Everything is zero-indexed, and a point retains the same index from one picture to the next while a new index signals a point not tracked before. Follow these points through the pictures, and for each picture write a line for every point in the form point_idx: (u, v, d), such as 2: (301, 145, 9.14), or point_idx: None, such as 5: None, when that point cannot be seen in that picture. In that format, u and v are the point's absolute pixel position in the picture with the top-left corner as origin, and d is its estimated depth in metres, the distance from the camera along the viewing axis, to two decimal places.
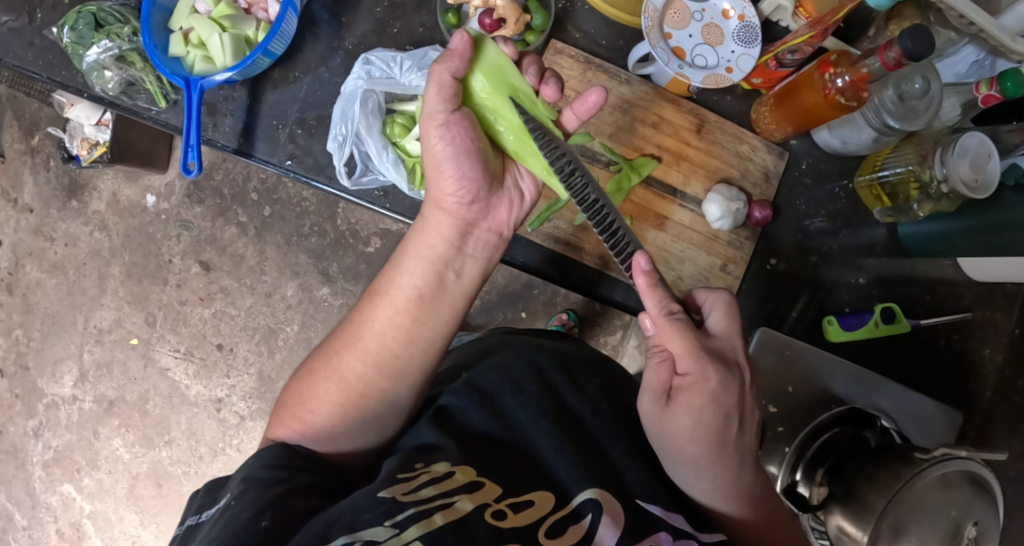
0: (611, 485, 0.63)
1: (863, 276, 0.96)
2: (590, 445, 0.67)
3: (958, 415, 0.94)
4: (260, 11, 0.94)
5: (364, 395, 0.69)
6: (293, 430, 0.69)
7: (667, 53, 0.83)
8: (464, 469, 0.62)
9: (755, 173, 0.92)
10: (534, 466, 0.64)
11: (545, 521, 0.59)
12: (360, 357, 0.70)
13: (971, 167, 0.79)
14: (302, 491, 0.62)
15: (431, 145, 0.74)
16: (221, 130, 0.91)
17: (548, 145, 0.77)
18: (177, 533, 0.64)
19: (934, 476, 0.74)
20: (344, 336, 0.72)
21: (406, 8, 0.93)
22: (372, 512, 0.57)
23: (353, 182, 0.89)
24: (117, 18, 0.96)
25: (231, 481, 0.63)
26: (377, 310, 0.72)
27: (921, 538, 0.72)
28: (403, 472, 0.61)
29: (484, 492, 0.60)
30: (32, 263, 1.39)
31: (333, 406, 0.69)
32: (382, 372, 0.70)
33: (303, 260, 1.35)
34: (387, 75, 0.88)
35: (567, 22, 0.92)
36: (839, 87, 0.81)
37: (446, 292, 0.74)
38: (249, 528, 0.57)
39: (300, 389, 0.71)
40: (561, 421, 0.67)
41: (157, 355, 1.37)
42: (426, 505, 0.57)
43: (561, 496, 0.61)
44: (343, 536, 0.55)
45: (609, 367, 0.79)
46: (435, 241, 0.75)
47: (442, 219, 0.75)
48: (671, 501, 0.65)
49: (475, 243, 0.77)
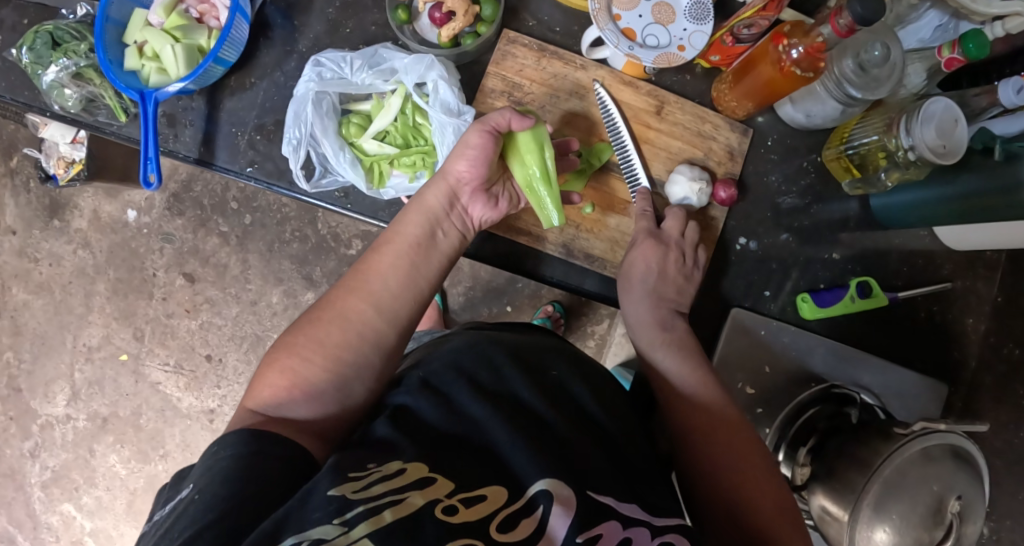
0: (567, 473, 0.62)
1: (838, 251, 0.93)
2: (544, 434, 0.66)
3: (942, 387, 0.92)
4: (212, 20, 0.94)
5: (362, 334, 0.72)
6: (280, 388, 0.69)
7: (617, 35, 0.79)
8: (416, 466, 0.61)
9: (719, 151, 0.89)
10: (489, 460, 0.63)
11: (496, 515, 0.59)
12: (361, 299, 0.74)
13: (938, 133, 0.78)
14: (271, 482, 0.60)
15: (468, 138, 0.80)
16: (182, 141, 0.92)
17: (620, 147, 0.86)
18: (141, 529, 0.61)
19: (913, 450, 0.74)
20: (346, 283, 0.75)
21: (358, 8, 0.92)
22: (321, 510, 0.56)
23: (312, 185, 0.86)
24: (74, 36, 0.97)
25: (194, 472, 0.62)
26: (383, 255, 0.77)
27: (901, 515, 0.73)
28: (353, 471, 0.60)
29: (435, 488, 0.59)
30: (18, 285, 1.39)
31: (332, 346, 0.71)
32: (379, 312, 0.74)
33: (286, 267, 1.38)
34: (338, 76, 0.85)
35: (521, 10, 0.90)
36: (794, 58, 0.78)
37: (435, 249, 0.79)
38: (212, 525, 0.55)
39: (295, 337, 0.72)
40: (515, 416, 0.66)
41: (147, 370, 1.38)
42: (377, 502, 0.57)
43: (514, 489, 0.61)
44: (292, 537, 0.54)
45: (575, 356, 0.78)
46: (432, 200, 0.80)
47: (439, 183, 0.80)
48: (625, 491, 0.65)
49: (461, 220, 0.81)
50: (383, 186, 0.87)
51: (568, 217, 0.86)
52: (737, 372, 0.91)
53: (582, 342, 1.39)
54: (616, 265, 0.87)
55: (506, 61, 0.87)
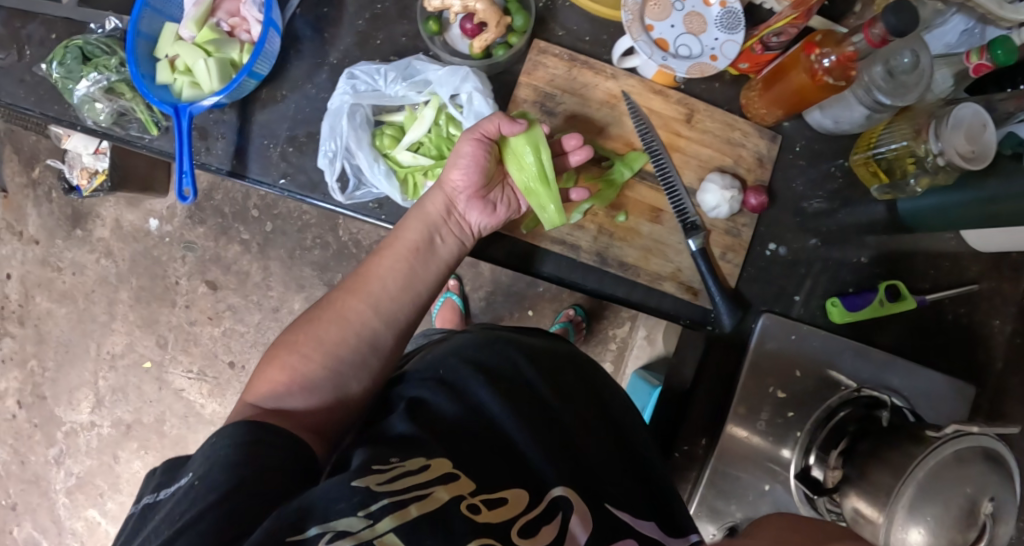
0: (582, 487, 0.67)
1: (865, 255, 0.94)
2: (560, 441, 0.69)
3: (969, 388, 0.93)
4: (243, 33, 0.94)
5: (360, 334, 0.75)
6: (279, 384, 0.71)
7: (650, 45, 0.80)
8: (440, 461, 0.63)
9: (748, 158, 0.89)
10: (510, 460, 0.66)
11: (517, 521, 0.61)
12: (361, 300, 0.76)
13: (967, 138, 0.80)
14: (271, 470, 0.61)
15: (461, 146, 0.81)
16: (214, 154, 0.93)
17: (653, 154, 0.87)
18: (132, 511, 0.63)
19: (946, 452, 0.76)
20: (347, 285, 0.78)
21: (388, 19, 0.93)
22: (345, 501, 0.57)
23: (347, 196, 0.87)
24: (104, 51, 0.98)
25: (192, 460, 0.63)
26: (382, 260, 0.80)
27: (935, 516, 0.74)
28: (378, 463, 0.61)
29: (460, 485, 0.61)
30: (42, 293, 1.39)
31: (331, 345, 0.73)
32: (378, 314, 0.77)
33: (307, 273, 1.39)
34: (373, 88, 0.86)
35: (549, 21, 0.90)
36: (826, 67, 0.78)
37: (434, 255, 0.81)
38: (208, 510, 0.57)
39: (295, 334, 0.74)
40: (533, 419, 0.70)
41: (170, 377, 1.39)
42: (402, 496, 0.58)
43: (533, 494, 0.64)
44: (317, 526, 0.56)
45: (583, 360, 0.82)
46: (430, 208, 0.82)
47: (438, 192, 0.83)
48: (637, 508, 0.69)
49: (457, 225, 0.83)
50: (417, 198, 0.88)
51: (602, 225, 0.87)
52: (769, 377, 0.92)
53: (604, 345, 1.41)
54: (649, 273, 0.87)
55: (537, 71, 0.88)
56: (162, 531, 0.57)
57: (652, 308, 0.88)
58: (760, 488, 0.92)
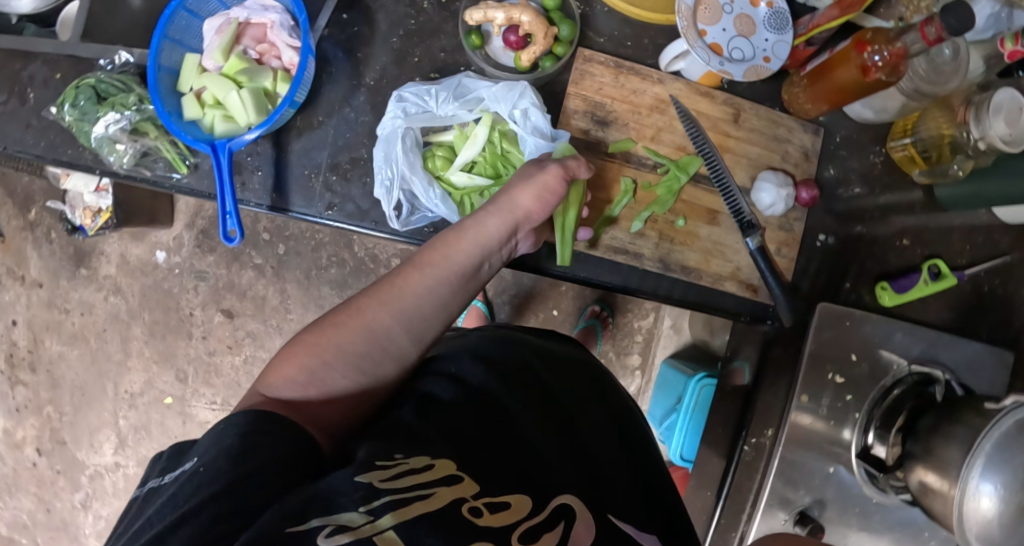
0: (587, 496, 0.65)
1: (905, 237, 0.97)
2: (570, 449, 0.69)
3: (1009, 353, 0.96)
4: (273, 60, 0.91)
5: (386, 347, 0.69)
6: (296, 383, 0.65)
7: (706, 51, 0.80)
8: (444, 462, 0.60)
9: (795, 153, 0.91)
10: (519, 465, 0.64)
11: (519, 526, 0.58)
12: (392, 313, 0.70)
13: (1006, 122, 0.82)
14: (276, 461, 0.56)
15: (550, 179, 0.80)
16: (251, 189, 0.90)
17: (709, 159, 0.87)
18: (136, 496, 0.59)
19: (1008, 424, 0.79)
20: (377, 291, 0.71)
21: (423, 35, 0.91)
22: (348, 495, 0.54)
23: (403, 223, 0.84)
24: (119, 88, 0.92)
25: (199, 444, 0.59)
26: (423, 275, 0.74)
27: (1005, 483, 0.77)
28: (381, 460, 0.58)
29: (464, 486, 0.58)
30: (51, 337, 1.33)
31: (354, 355, 0.67)
32: (407, 329, 0.71)
33: (326, 292, 1.36)
34: (423, 110, 0.84)
35: (589, 28, 0.89)
36: (877, 64, 0.79)
37: (477, 281, 0.78)
38: (203, 506, 0.52)
39: (318, 339, 0.67)
40: (547, 427, 0.69)
41: (194, 410, 1.34)
42: (404, 494, 0.55)
43: (537, 501, 0.61)
44: (318, 518, 0.52)
45: (594, 370, 0.82)
46: (487, 227, 0.78)
47: (497, 214, 0.79)
48: (638, 519, 0.68)
49: (510, 250, 0.81)
50: None
51: (662, 231, 0.88)
52: (826, 363, 0.94)
53: (630, 338, 1.42)
54: (711, 275, 0.88)
55: (585, 80, 0.87)
56: (163, 516, 0.53)
57: (713, 307, 0.89)
58: (825, 472, 0.94)
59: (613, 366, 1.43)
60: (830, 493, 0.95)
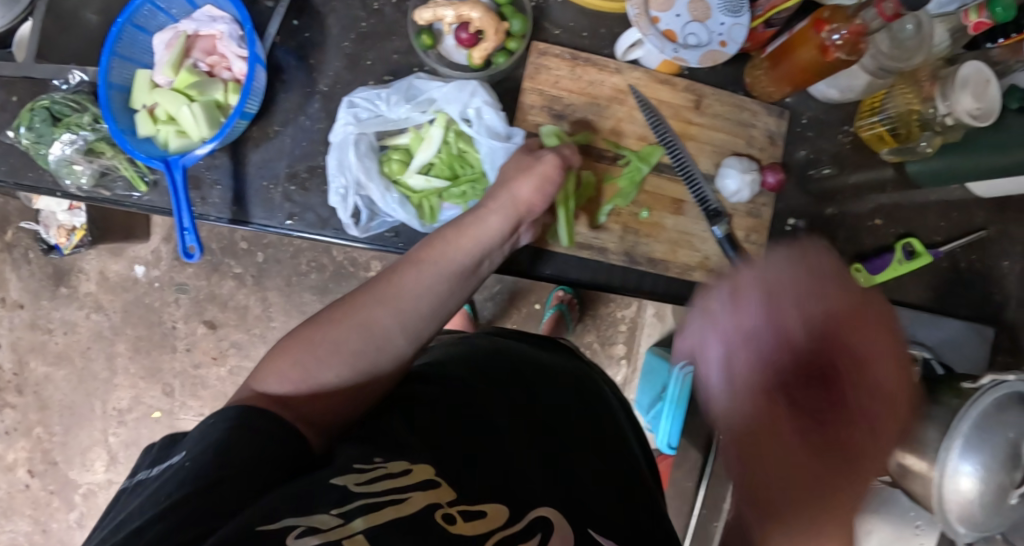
0: (567, 513, 0.61)
1: (879, 217, 0.95)
2: (557, 467, 0.65)
3: (988, 328, 0.97)
4: (224, 71, 0.90)
5: (382, 346, 0.68)
6: (288, 380, 0.63)
7: (660, 39, 0.78)
8: (421, 468, 0.58)
9: (760, 138, 0.89)
10: (501, 476, 0.61)
11: (493, 536, 0.54)
12: (389, 312, 0.69)
13: (973, 97, 0.81)
14: (255, 464, 0.55)
15: (551, 167, 0.80)
16: (211, 203, 0.89)
17: (671, 147, 0.86)
18: (124, 488, 0.58)
19: (988, 402, 0.79)
20: (375, 289, 0.70)
21: (375, 38, 0.89)
22: (324, 497, 0.52)
23: (362, 229, 0.84)
24: (73, 108, 0.92)
25: (187, 440, 0.58)
26: (420, 271, 0.73)
27: (983, 463, 0.78)
28: (359, 464, 0.57)
29: (439, 493, 0.56)
30: (36, 358, 1.33)
31: (348, 356, 0.66)
32: (404, 329, 0.70)
33: (309, 298, 1.36)
34: (375, 113, 0.84)
35: (544, 20, 0.88)
36: (837, 44, 0.77)
37: (474, 277, 0.77)
38: (176, 505, 0.51)
39: (313, 335, 0.66)
40: (532, 444, 0.66)
41: (184, 423, 1.35)
42: (377, 498, 0.53)
43: (515, 512, 0.57)
44: (291, 518, 0.50)
45: (584, 389, 0.80)
46: (489, 222, 0.77)
47: (496, 209, 0.78)
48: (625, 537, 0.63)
49: (510, 246, 0.81)
50: (435, 221, 0.85)
51: (626, 224, 0.86)
52: None
53: (614, 328, 1.41)
54: (678, 266, 0.87)
55: (541, 74, 0.86)
56: (143, 511, 0.52)
57: (684, 299, 0.87)
58: None
59: (598, 357, 1.42)
60: None
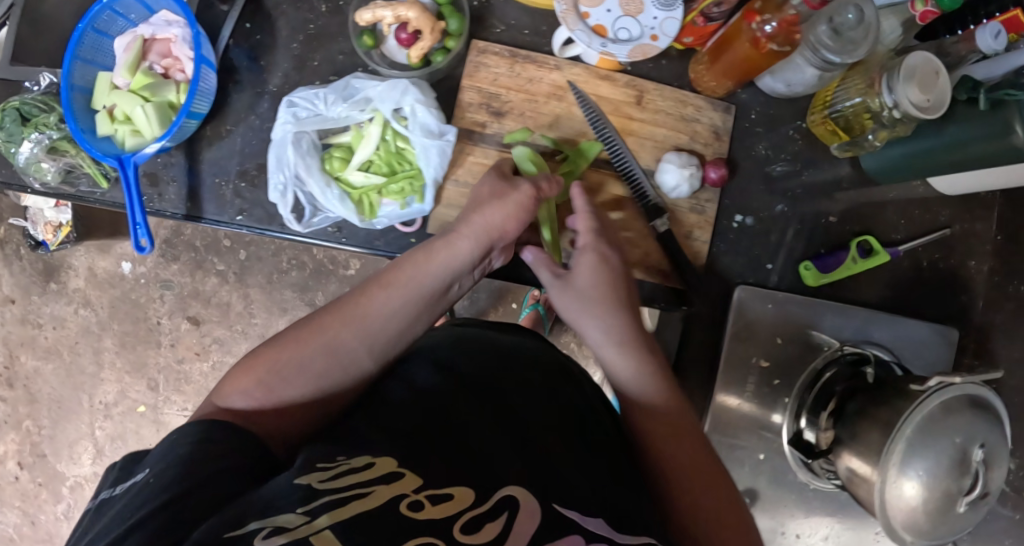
0: (533, 484, 0.60)
1: (834, 214, 0.93)
2: (523, 443, 0.64)
3: (954, 331, 0.93)
4: (178, 73, 0.93)
5: (346, 366, 0.69)
6: (251, 396, 0.65)
7: (587, 33, 0.78)
8: (385, 461, 0.58)
9: (704, 133, 0.88)
10: (465, 459, 0.60)
11: (461, 517, 0.54)
12: (353, 332, 0.70)
13: (920, 88, 0.78)
14: (223, 473, 0.56)
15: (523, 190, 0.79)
16: (167, 199, 0.91)
17: (610, 143, 0.86)
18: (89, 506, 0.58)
19: (933, 405, 0.75)
20: (339, 309, 0.71)
21: (322, 40, 0.92)
22: (286, 497, 0.52)
23: (305, 225, 0.86)
24: (41, 108, 0.96)
25: (151, 456, 0.58)
26: (388, 294, 0.73)
27: (927, 469, 0.73)
28: (322, 462, 0.57)
29: (403, 482, 0.55)
30: (26, 352, 1.38)
31: (313, 375, 0.67)
32: (370, 350, 0.70)
33: (289, 295, 1.39)
34: (314, 113, 0.85)
35: (485, 18, 0.88)
36: (769, 34, 0.76)
37: (444, 300, 0.76)
38: (143, 521, 0.51)
39: (277, 353, 0.67)
40: (495, 422, 0.65)
41: (167, 418, 1.38)
42: (343, 493, 0.53)
43: (480, 492, 0.57)
44: (255, 522, 0.50)
45: (558, 369, 0.78)
46: (459, 245, 0.77)
47: (465, 234, 0.77)
48: (594, 504, 0.61)
49: (482, 270, 0.80)
50: (374, 217, 0.86)
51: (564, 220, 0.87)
52: (752, 348, 0.90)
53: None
54: None
55: (479, 72, 0.86)
56: (110, 529, 0.52)
57: None
58: (756, 458, 0.93)
59: (576, 357, 1.41)
60: (764, 479, 0.93)
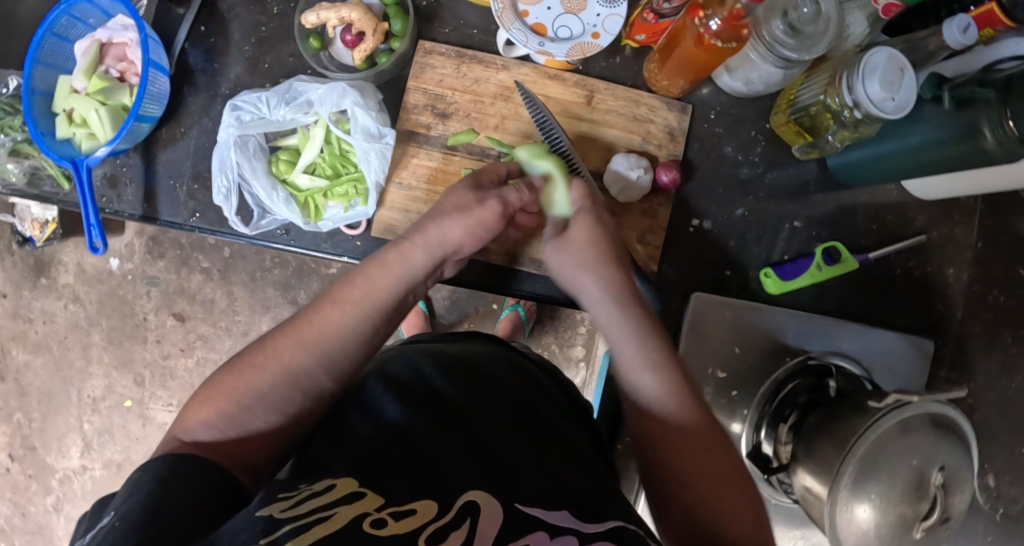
0: (490, 482, 0.56)
1: (799, 219, 0.89)
2: (476, 440, 0.59)
3: (928, 342, 0.88)
4: (133, 77, 0.94)
5: (306, 388, 0.65)
6: (214, 427, 0.62)
7: (524, 32, 0.77)
8: (346, 481, 0.54)
9: (658, 133, 0.86)
10: (421, 464, 0.56)
11: (425, 530, 0.51)
12: (308, 353, 0.66)
13: (882, 84, 0.73)
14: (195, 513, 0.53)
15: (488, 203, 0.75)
16: (126, 200, 0.91)
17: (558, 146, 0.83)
18: None
19: (889, 423, 0.68)
20: (295, 330, 0.67)
21: (274, 42, 0.91)
22: (248, 531, 0.50)
23: (252, 227, 0.85)
24: (7, 111, 0.98)
25: (115, 498, 0.54)
26: (343, 312, 0.69)
27: (880, 494, 0.66)
28: (283, 491, 0.54)
29: (367, 501, 0.53)
30: (18, 346, 1.42)
31: (274, 403, 0.64)
32: (329, 371, 0.67)
33: (272, 293, 1.39)
34: (259, 116, 0.84)
35: (434, 18, 0.87)
36: (713, 30, 0.73)
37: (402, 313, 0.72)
38: None
39: (236, 380, 0.64)
40: (443, 422, 0.60)
41: (153, 413, 1.41)
42: (305, 519, 0.51)
43: (442, 499, 0.54)
44: None
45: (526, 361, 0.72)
46: (415, 253, 0.73)
47: (417, 243, 0.73)
48: (560, 496, 0.56)
49: (436, 278, 0.77)
50: (320, 219, 0.85)
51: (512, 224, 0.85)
52: (708, 359, 0.87)
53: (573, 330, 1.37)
54: None
55: (425, 73, 0.85)
56: None
57: None
58: None
59: (557, 358, 1.38)
60: None
